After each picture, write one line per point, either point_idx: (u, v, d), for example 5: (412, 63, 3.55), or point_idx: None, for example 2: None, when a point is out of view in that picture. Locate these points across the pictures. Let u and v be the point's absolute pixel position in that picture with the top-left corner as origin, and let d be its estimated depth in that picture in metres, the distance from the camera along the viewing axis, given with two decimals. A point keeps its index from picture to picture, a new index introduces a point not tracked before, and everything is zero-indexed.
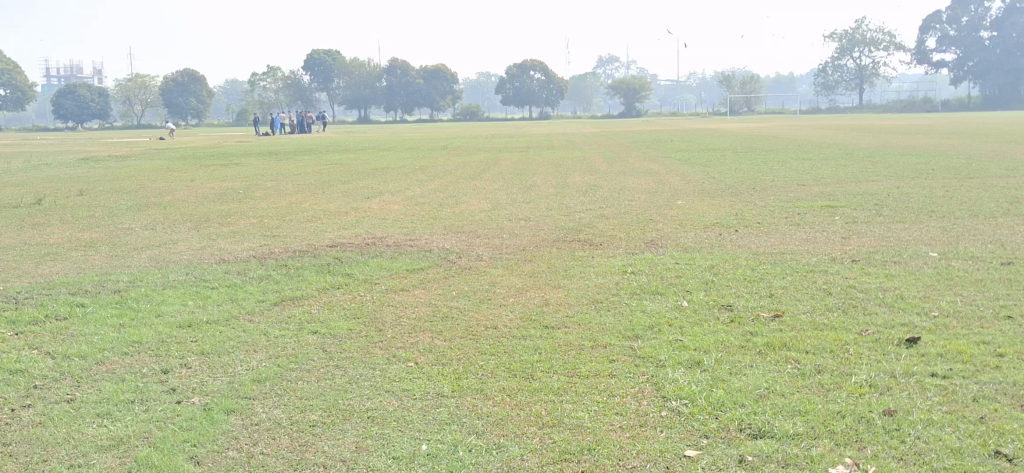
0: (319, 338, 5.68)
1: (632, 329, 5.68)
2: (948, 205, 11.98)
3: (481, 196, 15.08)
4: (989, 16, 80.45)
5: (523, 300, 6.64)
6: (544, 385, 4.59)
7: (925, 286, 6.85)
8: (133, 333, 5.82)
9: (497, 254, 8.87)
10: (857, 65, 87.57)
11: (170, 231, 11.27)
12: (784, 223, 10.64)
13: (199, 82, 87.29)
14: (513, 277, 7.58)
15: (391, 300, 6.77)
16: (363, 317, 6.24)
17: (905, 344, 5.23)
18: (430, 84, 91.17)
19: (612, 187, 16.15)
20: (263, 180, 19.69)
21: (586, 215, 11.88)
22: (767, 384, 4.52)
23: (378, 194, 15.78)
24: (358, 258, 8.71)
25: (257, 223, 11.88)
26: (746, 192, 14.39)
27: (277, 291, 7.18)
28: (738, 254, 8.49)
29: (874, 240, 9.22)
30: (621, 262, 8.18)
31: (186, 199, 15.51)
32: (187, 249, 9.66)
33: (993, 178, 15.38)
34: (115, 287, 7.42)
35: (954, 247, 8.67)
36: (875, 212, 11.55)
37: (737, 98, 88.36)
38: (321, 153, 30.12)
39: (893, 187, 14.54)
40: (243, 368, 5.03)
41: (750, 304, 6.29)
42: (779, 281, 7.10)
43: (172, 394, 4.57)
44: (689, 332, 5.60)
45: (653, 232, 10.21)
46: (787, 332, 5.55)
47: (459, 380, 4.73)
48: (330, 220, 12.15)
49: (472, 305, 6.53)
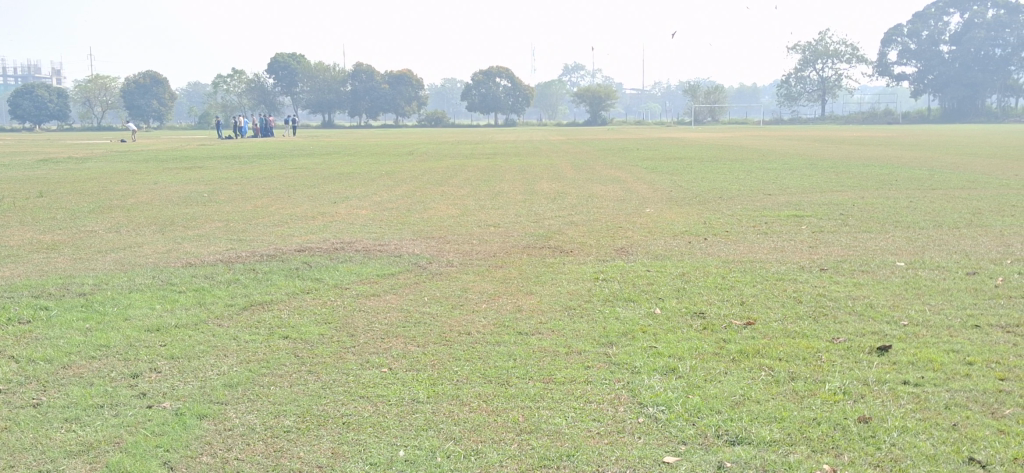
0: (290, 343, 5.63)
1: (606, 336, 5.68)
2: (912, 216, 12.16)
3: (449, 202, 15.02)
4: (948, 31, 81.47)
5: (496, 306, 6.63)
6: (520, 391, 4.57)
7: (893, 295, 6.93)
8: (100, 336, 5.72)
9: (467, 260, 8.85)
10: (820, 77, 88.69)
11: (134, 234, 11.12)
12: (752, 232, 10.74)
13: (161, 84, 86.27)
14: (485, 283, 7.57)
15: (362, 305, 6.71)
16: (334, 322, 6.17)
17: (877, 352, 5.28)
18: (396, 90, 90.61)
19: (581, 194, 16.18)
20: (228, 183, 19.49)
21: (555, 222, 11.91)
22: (743, 391, 4.54)
23: (345, 199, 15.67)
24: (327, 263, 8.64)
25: (223, 227, 11.76)
26: (713, 201, 14.50)
27: (246, 295, 7.10)
28: (709, 262, 8.55)
29: (842, 250, 9.33)
30: (592, 269, 8.19)
31: (149, 202, 15.32)
32: (153, 252, 9.54)
33: (955, 190, 15.63)
34: (79, 290, 7.29)
35: (920, 257, 8.80)
36: (841, 221, 11.68)
37: (701, 108, 89.04)
38: (287, 156, 29.91)
39: (858, 197, 14.70)
40: (213, 372, 4.95)
41: (721, 311, 6.33)
42: (750, 289, 7.15)
43: (142, 398, 4.48)
44: (663, 338, 5.62)
45: (623, 239, 10.24)
46: (759, 339, 5.58)
47: (434, 386, 4.69)
48: (298, 224, 12.04)
49: (445, 310, 6.50)
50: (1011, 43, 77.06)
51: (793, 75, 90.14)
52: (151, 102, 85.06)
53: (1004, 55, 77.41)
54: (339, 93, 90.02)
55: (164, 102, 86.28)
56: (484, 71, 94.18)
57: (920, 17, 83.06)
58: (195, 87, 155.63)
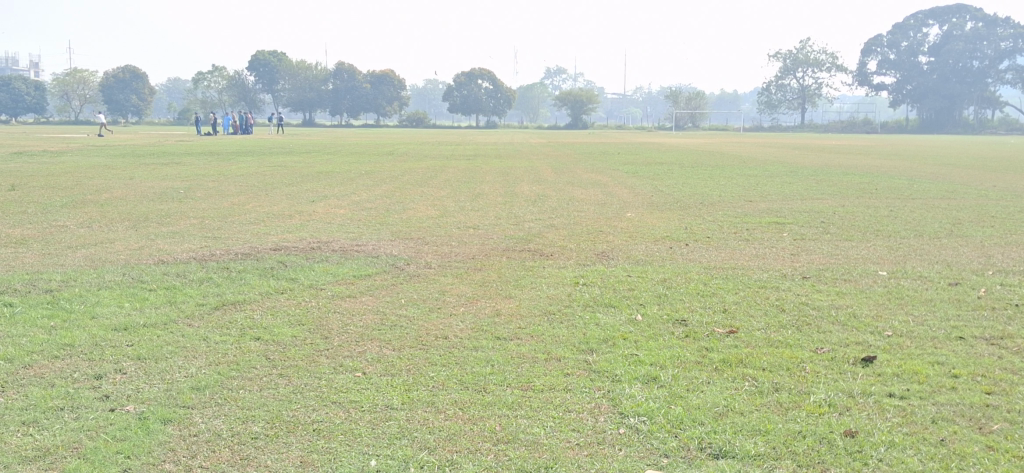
0: (262, 345, 5.47)
1: (586, 342, 5.56)
2: (892, 225, 12.15)
3: (428, 203, 14.88)
4: (927, 42, 82.02)
5: (475, 310, 6.49)
6: (497, 399, 4.45)
7: (876, 304, 6.85)
8: (65, 335, 5.53)
9: (446, 262, 8.71)
10: (799, 86, 89.16)
11: (106, 229, 10.90)
12: (733, 238, 10.68)
13: (140, 79, 85.75)
14: (463, 285, 7.43)
15: (337, 307, 6.56)
16: (308, 323, 6.01)
17: (861, 363, 5.18)
18: (377, 89, 90.25)
19: (561, 197, 16.09)
20: (205, 180, 19.27)
21: (536, 225, 11.80)
22: (726, 401, 4.43)
23: (323, 198, 15.52)
24: (303, 263, 8.47)
25: (198, 224, 11.55)
26: (694, 206, 14.46)
27: (219, 295, 6.93)
28: (690, 267, 8.45)
29: (824, 258, 9.27)
30: (572, 273, 8.07)
31: (124, 198, 15.10)
32: (124, 249, 9.34)
33: (934, 199, 15.67)
34: (46, 287, 7.09)
35: (902, 266, 8.75)
36: (822, 229, 11.65)
37: (682, 114, 89.57)
38: (266, 155, 29.68)
39: (838, 205, 14.70)
40: (181, 375, 4.79)
41: (704, 319, 6.22)
42: (732, 296, 7.05)
43: (105, 401, 4.33)
44: (644, 346, 5.50)
45: (604, 243, 10.15)
46: (742, 348, 5.47)
47: (410, 392, 4.55)
48: (274, 222, 11.88)
49: (422, 313, 6.36)
50: (989, 55, 77.68)
51: (773, 83, 90.59)
52: (130, 96, 84.44)
53: (981, 67, 78.07)
54: (319, 92, 89.49)
55: (144, 97, 85.74)
56: (466, 72, 94.01)
57: (899, 27, 83.62)
58: (176, 82, 154.60)
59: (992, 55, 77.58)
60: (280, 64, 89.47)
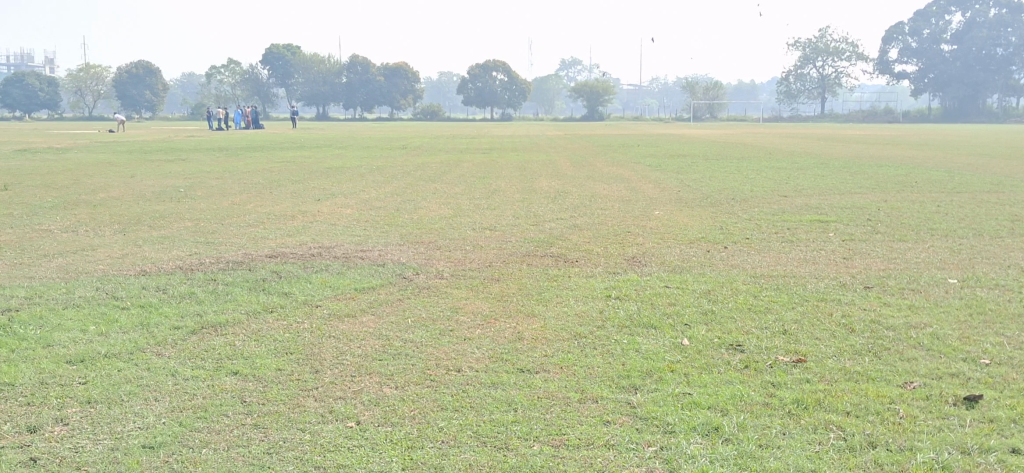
0: (240, 382, 4.58)
1: (627, 377, 4.64)
2: (945, 222, 11.17)
3: (442, 201, 13.99)
4: (950, 30, 80.47)
5: (492, 333, 5.56)
6: (523, 461, 3.54)
7: (959, 323, 5.88)
8: (6, 371, 4.66)
9: (459, 271, 7.79)
10: (819, 75, 87.67)
11: (93, 234, 10.05)
12: (776, 239, 9.72)
13: (154, 74, 85.20)
14: (479, 301, 6.51)
15: (333, 329, 5.64)
16: (297, 352, 5.11)
17: (965, 403, 4.25)
18: (392, 82, 89.60)
19: (583, 193, 15.17)
20: (210, 178, 18.43)
21: (557, 225, 10.88)
22: (810, 465, 3.51)
23: (331, 196, 14.65)
24: (300, 273, 7.56)
25: (192, 227, 10.69)
26: (726, 202, 13.51)
27: (199, 315, 6.04)
28: (735, 276, 7.49)
29: (881, 262, 8.30)
30: (602, 284, 7.14)
31: (120, 198, 14.27)
32: (106, 257, 8.47)
33: (982, 193, 14.64)
34: (4, 306, 6.23)
35: (972, 272, 7.76)
36: (871, 228, 10.67)
37: (699, 105, 88.44)
38: (275, 150, 28.83)
39: (880, 200, 13.73)
40: (134, 426, 3.90)
41: (763, 344, 5.27)
42: (789, 313, 6.10)
43: (29, 468, 3.49)
44: (697, 381, 4.57)
45: (634, 246, 9.21)
46: (816, 384, 4.55)
47: (413, 451, 3.64)
48: (275, 224, 11.00)
49: (432, 338, 5.44)
50: (1013, 43, 76.41)
51: (792, 72, 89.15)
52: (145, 92, 83.92)
53: (1006, 55, 76.94)
54: (333, 86, 88.86)
55: (157, 92, 85.17)
56: (481, 65, 93.25)
57: (921, 15, 81.98)
58: (190, 77, 154.44)
59: (1016, 43, 76.15)
60: (294, 58, 88.83)
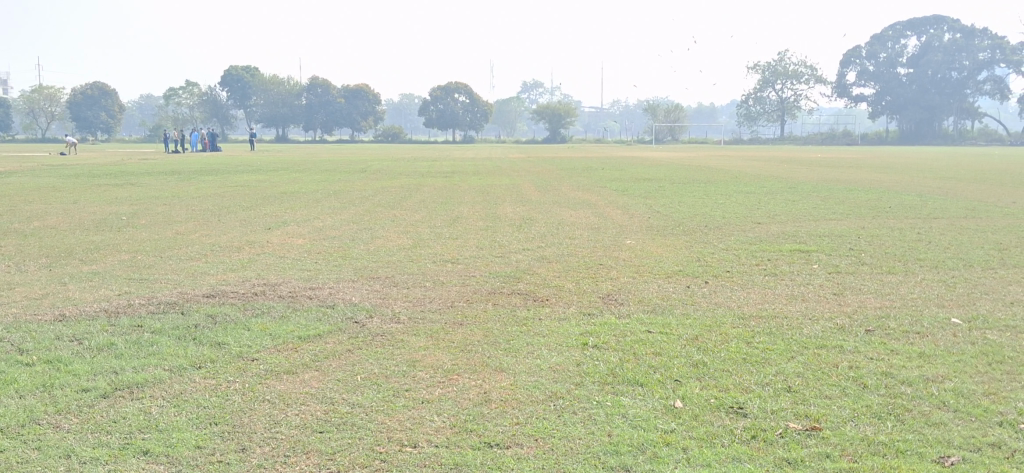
0: (149, 468, 3.78)
1: (616, 453, 3.90)
2: (931, 251, 10.63)
3: (400, 229, 13.23)
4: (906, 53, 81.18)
5: (455, 394, 4.79)
6: None
7: (980, 375, 5.21)
8: None
9: (417, 313, 6.99)
10: (779, 98, 88.27)
11: (13, 271, 9.11)
12: (757, 272, 9.07)
13: (108, 96, 83.56)
14: (440, 352, 5.73)
15: (269, 390, 4.84)
16: (225, 422, 4.32)
17: None
18: (352, 104, 88.76)
19: (549, 220, 14.50)
20: (155, 204, 17.45)
21: (524, 257, 10.16)
22: None
23: (283, 224, 13.83)
24: (238, 317, 6.74)
25: (127, 261, 9.80)
26: (699, 230, 12.92)
27: (114, 372, 5.21)
28: (723, 318, 6.78)
29: (876, 299, 7.65)
30: (576, 328, 6.40)
31: (56, 227, 13.32)
32: (21, 298, 7.57)
33: (959, 219, 14.20)
34: None
35: (976, 311, 7.13)
36: (855, 258, 10.08)
37: (661, 128, 88.41)
38: (229, 173, 27.82)
39: (858, 227, 13.20)
40: None
41: (768, 405, 4.56)
42: (790, 364, 5.39)
43: None
44: (700, 458, 3.85)
45: (608, 282, 8.49)
46: (839, 461, 3.85)
47: None
48: (218, 257, 10.13)
49: (383, 401, 4.66)
50: (967, 67, 76.96)
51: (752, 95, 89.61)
52: (99, 113, 82.12)
53: (960, 79, 77.56)
54: (293, 107, 87.71)
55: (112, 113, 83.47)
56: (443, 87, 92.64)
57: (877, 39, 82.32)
58: (148, 98, 152.57)
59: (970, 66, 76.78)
60: (253, 80, 87.51)
